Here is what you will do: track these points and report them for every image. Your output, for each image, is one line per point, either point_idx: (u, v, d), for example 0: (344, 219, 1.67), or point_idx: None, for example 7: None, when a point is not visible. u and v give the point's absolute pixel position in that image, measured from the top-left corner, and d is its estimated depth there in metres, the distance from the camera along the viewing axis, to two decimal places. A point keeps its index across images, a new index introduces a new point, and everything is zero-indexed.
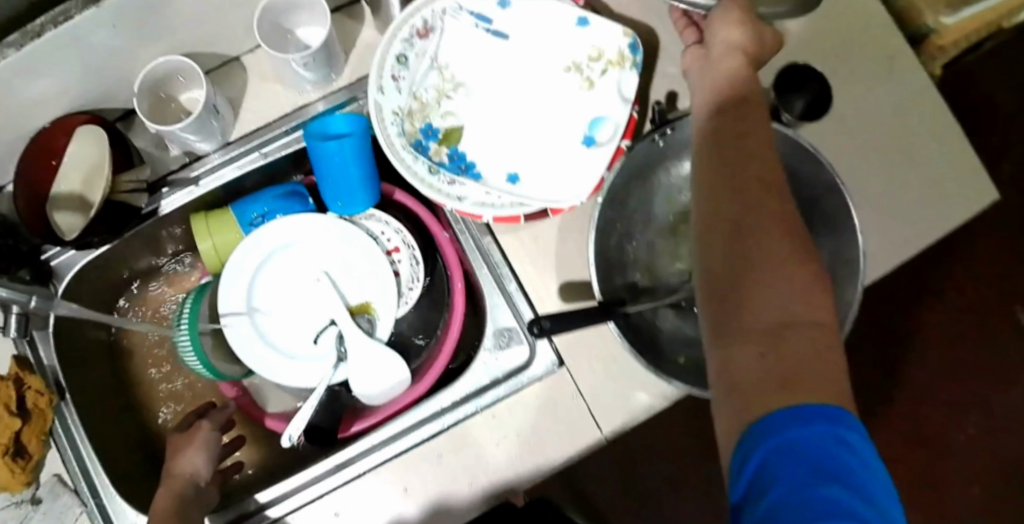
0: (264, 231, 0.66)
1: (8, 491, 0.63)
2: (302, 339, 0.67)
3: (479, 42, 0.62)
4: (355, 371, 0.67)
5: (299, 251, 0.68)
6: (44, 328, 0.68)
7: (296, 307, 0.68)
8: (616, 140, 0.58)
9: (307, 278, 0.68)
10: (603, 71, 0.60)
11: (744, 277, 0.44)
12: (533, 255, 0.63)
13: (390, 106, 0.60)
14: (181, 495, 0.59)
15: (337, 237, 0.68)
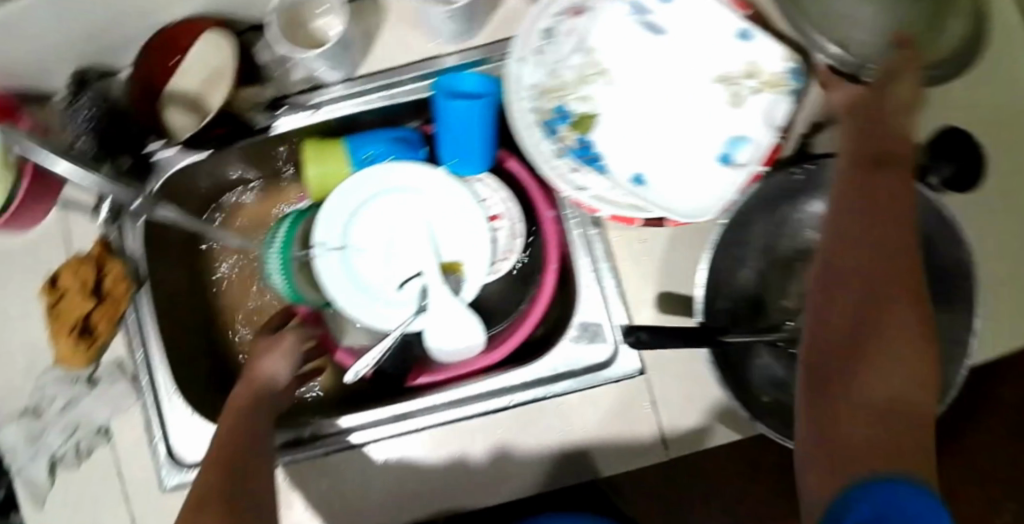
0: (374, 171, 0.65)
1: (68, 366, 0.64)
2: (387, 283, 0.67)
3: (631, 33, 0.59)
4: (431, 326, 0.66)
5: (403, 195, 0.66)
6: (135, 217, 0.65)
7: (388, 251, 0.67)
8: (755, 164, 0.56)
9: (402, 225, 0.67)
10: (754, 89, 0.57)
11: (860, 297, 0.37)
12: (637, 258, 0.62)
13: (529, 79, 0.58)
14: (258, 404, 0.57)
15: (443, 190, 0.66)
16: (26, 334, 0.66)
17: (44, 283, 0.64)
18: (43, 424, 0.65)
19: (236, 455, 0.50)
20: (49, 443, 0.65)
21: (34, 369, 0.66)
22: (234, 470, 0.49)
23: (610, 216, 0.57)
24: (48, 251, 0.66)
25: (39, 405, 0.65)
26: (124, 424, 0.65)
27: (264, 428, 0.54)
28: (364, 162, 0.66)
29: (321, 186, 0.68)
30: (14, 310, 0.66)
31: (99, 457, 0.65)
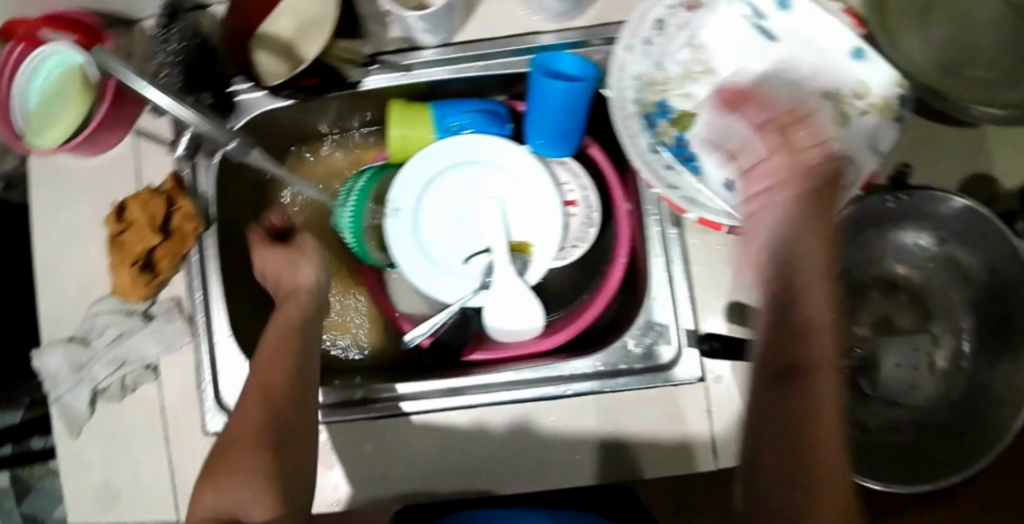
0: (457, 142, 0.65)
1: (124, 297, 0.63)
2: (454, 255, 0.67)
3: (744, 34, 0.58)
4: (493, 303, 0.66)
5: (480, 171, 0.66)
6: (211, 155, 0.65)
7: (459, 223, 0.67)
8: (854, 186, 0.55)
9: (477, 199, 0.67)
10: (863, 111, 0.57)
11: (788, 434, 0.42)
12: (713, 264, 0.62)
13: (634, 69, 0.57)
14: (306, 333, 0.58)
15: (521, 171, 0.66)
16: (84, 261, 0.65)
17: (111, 212, 0.63)
18: (89, 354, 0.63)
19: (275, 395, 0.52)
20: (92, 375, 0.63)
21: (87, 297, 0.64)
22: (278, 411, 0.51)
23: (698, 219, 0.55)
24: (114, 179, 0.64)
25: (88, 334, 0.64)
26: (174, 363, 0.64)
27: (308, 361, 0.56)
28: (450, 131, 0.66)
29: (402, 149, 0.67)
30: (75, 235, 0.65)
31: (145, 391, 0.64)
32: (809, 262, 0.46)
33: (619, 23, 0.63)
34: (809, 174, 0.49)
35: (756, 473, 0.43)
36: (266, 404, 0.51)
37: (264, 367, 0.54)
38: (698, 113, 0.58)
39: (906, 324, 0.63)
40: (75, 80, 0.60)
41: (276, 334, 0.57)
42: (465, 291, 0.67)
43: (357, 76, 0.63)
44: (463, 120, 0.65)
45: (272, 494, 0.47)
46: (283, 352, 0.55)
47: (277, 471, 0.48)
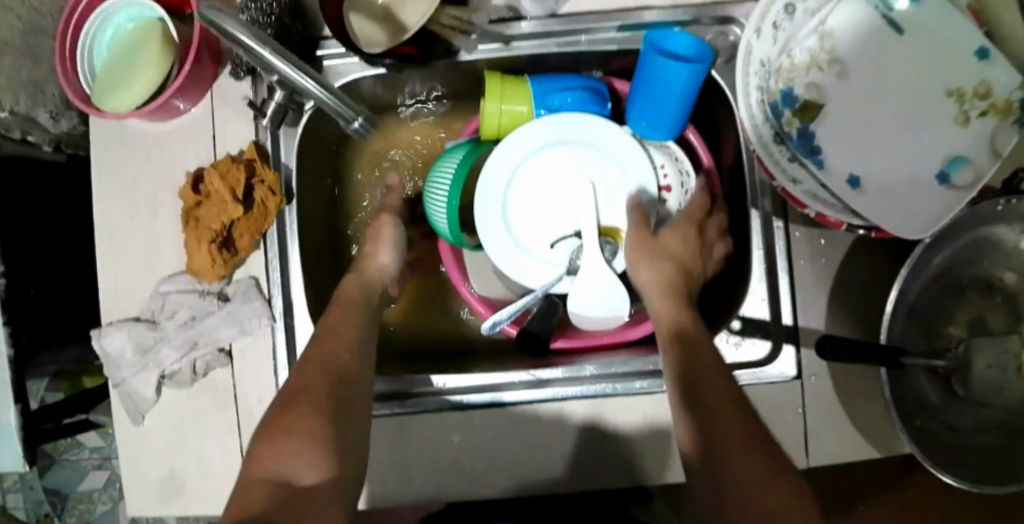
0: (554, 119, 0.61)
1: (198, 277, 0.58)
2: (540, 238, 0.63)
3: (872, 28, 0.56)
4: (578, 290, 0.61)
5: (575, 151, 0.62)
6: (294, 126, 0.61)
7: (549, 207, 0.63)
8: (973, 189, 0.52)
9: (566, 181, 0.63)
10: (984, 111, 0.53)
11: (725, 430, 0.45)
12: (817, 260, 0.60)
13: (761, 53, 0.56)
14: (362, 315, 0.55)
15: (618, 153, 0.62)
16: (151, 232, 0.60)
17: (186, 184, 0.58)
18: (156, 335, 0.59)
19: (335, 368, 0.49)
20: (160, 358, 0.58)
21: (154, 271, 0.60)
22: (346, 390, 0.47)
23: (817, 215, 0.55)
24: (189, 146, 0.60)
25: (155, 313, 0.59)
26: (248, 347, 0.59)
27: (365, 348, 0.52)
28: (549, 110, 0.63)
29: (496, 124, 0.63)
30: (140, 203, 0.60)
31: (216, 377, 0.60)
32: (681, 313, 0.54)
33: (734, 4, 0.59)
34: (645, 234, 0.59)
35: (711, 445, 0.45)
36: (337, 378, 0.48)
37: (325, 343, 0.51)
38: (823, 104, 0.56)
39: (1001, 326, 0.62)
40: (154, 35, 0.57)
41: (345, 317, 0.54)
42: (550, 277, 0.63)
43: (464, 47, 0.60)
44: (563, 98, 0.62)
45: (330, 442, 0.43)
46: (345, 334, 0.52)
47: (332, 435, 0.43)
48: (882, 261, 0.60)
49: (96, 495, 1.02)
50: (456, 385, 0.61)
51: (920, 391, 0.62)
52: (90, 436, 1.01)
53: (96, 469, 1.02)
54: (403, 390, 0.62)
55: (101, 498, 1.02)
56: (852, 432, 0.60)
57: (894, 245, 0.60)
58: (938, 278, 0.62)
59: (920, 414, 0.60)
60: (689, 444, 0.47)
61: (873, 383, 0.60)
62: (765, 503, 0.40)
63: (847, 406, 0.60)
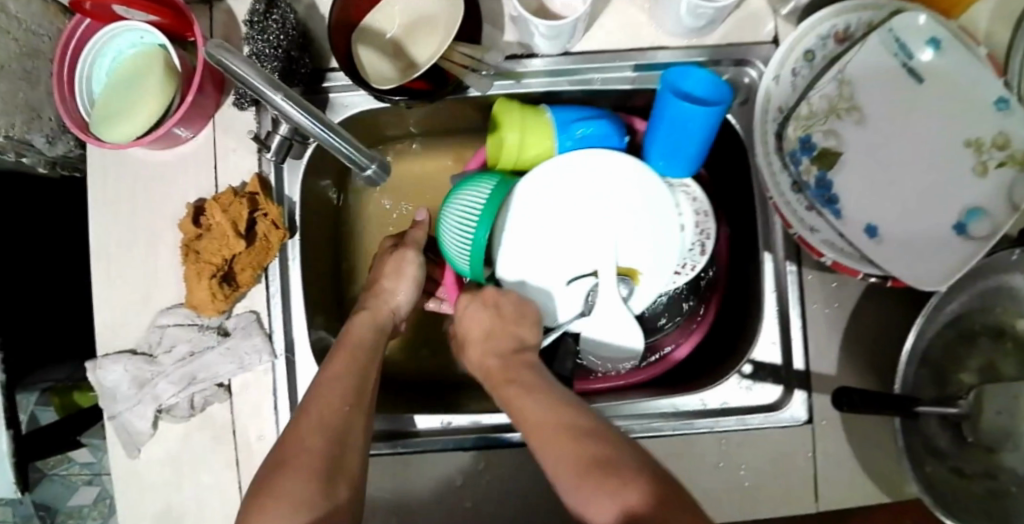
0: (574, 156, 0.60)
1: (198, 311, 0.57)
2: (555, 276, 0.61)
3: (894, 74, 0.55)
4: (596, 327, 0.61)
5: (593, 187, 0.61)
6: (300, 158, 0.59)
7: (566, 243, 0.61)
8: (989, 242, 0.51)
9: (584, 219, 0.61)
10: (1002, 162, 0.52)
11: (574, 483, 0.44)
12: (830, 305, 0.59)
13: (778, 99, 0.57)
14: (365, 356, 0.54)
15: (637, 190, 0.60)
16: (151, 263, 0.59)
17: (187, 216, 0.57)
18: (154, 369, 0.57)
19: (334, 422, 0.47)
20: (157, 392, 0.57)
21: (153, 303, 0.59)
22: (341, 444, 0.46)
23: (834, 263, 0.53)
24: (191, 176, 0.59)
25: (153, 346, 0.58)
26: (249, 383, 0.58)
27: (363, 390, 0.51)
28: (574, 140, 0.60)
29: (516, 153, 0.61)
30: (141, 232, 0.59)
31: (215, 412, 0.58)
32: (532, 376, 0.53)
33: (751, 44, 0.58)
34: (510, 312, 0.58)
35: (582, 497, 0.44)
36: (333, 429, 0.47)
37: (319, 391, 0.49)
38: (841, 153, 0.56)
39: (1014, 373, 0.59)
40: (158, 63, 0.56)
41: (351, 355, 0.53)
42: (567, 315, 0.62)
43: (476, 86, 0.58)
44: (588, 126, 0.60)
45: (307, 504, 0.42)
46: (343, 377, 0.51)
47: (318, 497, 0.43)
48: (893, 306, 0.59)
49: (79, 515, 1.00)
50: (459, 424, 0.60)
51: (930, 437, 0.60)
52: (82, 451, 0.99)
53: (86, 484, 1.00)
54: (412, 429, 0.61)
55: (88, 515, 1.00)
56: (863, 478, 0.58)
57: (907, 291, 0.59)
58: (949, 325, 0.61)
59: (930, 462, 0.59)
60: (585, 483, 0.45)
61: (884, 430, 0.59)
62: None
63: (859, 453, 0.59)
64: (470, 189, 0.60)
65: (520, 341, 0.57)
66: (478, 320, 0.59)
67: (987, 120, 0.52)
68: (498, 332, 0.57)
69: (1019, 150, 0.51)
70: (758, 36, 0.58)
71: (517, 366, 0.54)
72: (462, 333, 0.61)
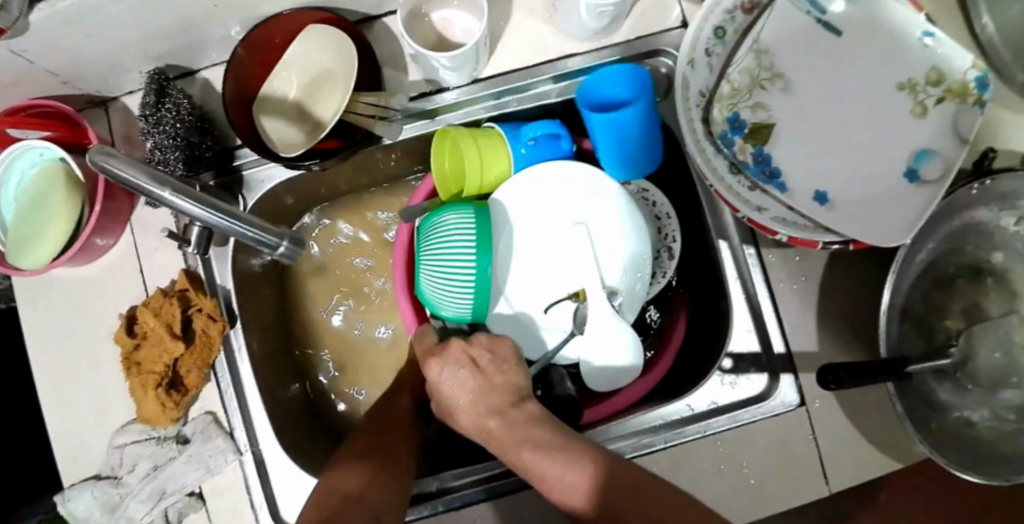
0: (527, 174, 0.58)
1: (152, 423, 0.54)
2: (535, 303, 0.58)
3: (809, 35, 0.53)
4: (595, 348, 0.57)
5: (556, 200, 0.58)
6: (223, 244, 0.56)
7: (545, 265, 0.58)
8: (948, 181, 0.49)
9: (555, 241, 0.58)
10: (939, 98, 0.50)
11: (637, 495, 0.48)
12: (798, 280, 0.56)
13: (697, 83, 0.53)
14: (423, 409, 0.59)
15: (596, 194, 0.57)
16: (97, 383, 0.57)
17: (120, 327, 0.55)
18: (122, 491, 0.55)
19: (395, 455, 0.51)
20: (130, 513, 0.55)
21: (105, 424, 0.56)
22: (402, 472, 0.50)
23: (789, 239, 0.51)
24: (120, 285, 0.57)
25: (115, 468, 0.55)
26: (220, 485, 0.55)
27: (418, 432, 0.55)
28: (524, 148, 0.58)
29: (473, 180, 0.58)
30: (81, 353, 0.57)
31: (192, 522, 0.55)
32: (521, 429, 0.51)
33: (660, 31, 0.56)
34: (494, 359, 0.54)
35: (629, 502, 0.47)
36: (393, 460, 0.51)
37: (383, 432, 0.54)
38: (773, 124, 0.53)
39: (997, 309, 0.57)
40: (57, 180, 0.53)
41: (413, 405, 0.58)
42: (557, 342, 0.58)
43: (387, 134, 0.56)
44: (538, 130, 0.57)
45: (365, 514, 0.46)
46: (405, 426, 0.55)
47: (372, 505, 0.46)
48: (862, 265, 0.56)
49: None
50: (447, 480, 0.58)
51: (932, 393, 0.57)
52: None
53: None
54: (426, 492, 0.58)
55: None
56: (869, 449, 0.56)
57: (874, 249, 0.57)
58: (926, 272, 0.58)
59: (935, 418, 0.55)
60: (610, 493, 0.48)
61: (880, 394, 0.56)
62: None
63: (860, 424, 0.56)
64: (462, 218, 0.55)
65: (516, 389, 0.53)
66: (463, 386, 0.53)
67: (911, 61, 0.51)
68: (487, 388, 0.53)
69: (954, 82, 0.50)
70: (666, 22, 0.56)
71: (519, 423, 0.51)
72: (447, 404, 0.55)
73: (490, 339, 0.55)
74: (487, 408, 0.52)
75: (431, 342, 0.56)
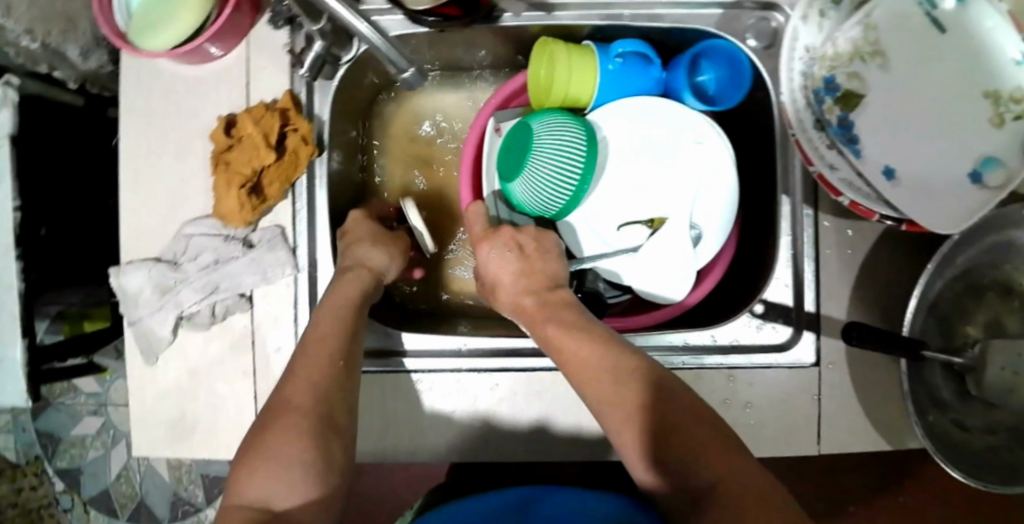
0: (635, 104, 0.62)
1: (225, 221, 0.58)
2: (606, 220, 0.63)
3: (914, 24, 0.54)
4: (650, 267, 0.63)
5: (654, 133, 0.63)
6: (329, 80, 0.61)
7: (627, 189, 0.63)
8: (1005, 191, 0.50)
9: (636, 165, 0.63)
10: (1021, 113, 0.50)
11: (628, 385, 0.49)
12: (844, 251, 0.59)
13: (805, 40, 0.58)
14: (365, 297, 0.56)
15: (691, 136, 0.63)
16: (177, 176, 0.60)
17: (219, 126, 0.58)
18: (177, 276, 0.58)
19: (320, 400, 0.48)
20: (180, 299, 0.58)
21: (175, 214, 0.59)
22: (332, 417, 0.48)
23: (851, 203, 0.56)
24: (222, 92, 0.60)
25: (176, 254, 0.59)
26: (270, 295, 0.59)
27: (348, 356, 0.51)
28: (613, 65, 0.61)
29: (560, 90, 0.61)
30: (167, 144, 0.60)
31: (235, 321, 0.59)
32: (546, 311, 0.56)
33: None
34: (523, 259, 0.59)
35: (624, 385, 0.49)
36: (324, 402, 0.48)
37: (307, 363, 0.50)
38: (864, 96, 0.56)
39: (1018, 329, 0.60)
40: None
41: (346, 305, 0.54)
42: (606, 252, 0.64)
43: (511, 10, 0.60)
44: (626, 47, 0.61)
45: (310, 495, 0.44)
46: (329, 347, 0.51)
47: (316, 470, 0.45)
48: (907, 254, 0.60)
49: (30, 464, 0.99)
50: (475, 347, 0.62)
51: (936, 389, 0.61)
52: (88, 380, 0.98)
53: (4, 432, 0.99)
54: (395, 350, 0.62)
55: (22, 480, 0.98)
56: (868, 425, 0.59)
57: (920, 241, 0.60)
58: (962, 278, 0.61)
59: (933, 411, 0.59)
60: (614, 379, 0.49)
61: (891, 376, 0.59)
62: (673, 404, 0.47)
63: (865, 399, 0.59)
64: (543, 144, 0.58)
65: (552, 277, 0.59)
66: (508, 264, 0.59)
67: None
68: (526, 271, 0.59)
69: None
70: None
71: (552, 303, 0.56)
72: (489, 280, 0.61)
73: (537, 231, 0.61)
74: (525, 289, 0.58)
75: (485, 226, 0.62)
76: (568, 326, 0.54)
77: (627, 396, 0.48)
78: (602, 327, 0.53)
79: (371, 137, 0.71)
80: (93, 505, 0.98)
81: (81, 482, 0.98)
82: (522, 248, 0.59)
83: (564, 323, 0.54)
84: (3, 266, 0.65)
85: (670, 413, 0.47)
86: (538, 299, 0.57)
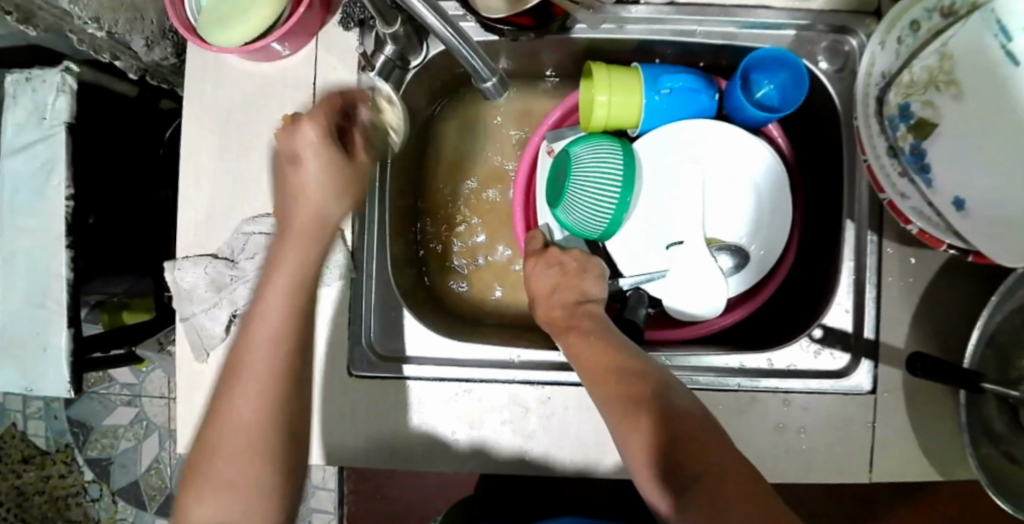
0: (692, 125, 0.62)
1: None
2: (656, 238, 0.63)
3: (990, 61, 0.49)
4: (701, 288, 0.62)
5: (712, 155, 0.63)
6: (398, 83, 0.61)
7: (677, 208, 0.63)
8: None
9: (688, 186, 0.63)
10: None
11: (637, 385, 0.49)
12: (905, 279, 0.59)
13: (882, 65, 0.58)
14: (308, 252, 0.46)
15: (746, 159, 0.63)
16: (238, 172, 0.59)
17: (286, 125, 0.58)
18: (234, 273, 0.58)
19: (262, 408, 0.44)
20: (235, 297, 0.57)
21: (236, 211, 0.59)
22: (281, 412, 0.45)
23: (919, 231, 0.56)
24: (288, 90, 0.60)
25: (233, 252, 0.58)
26: (327, 296, 0.59)
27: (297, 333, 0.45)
28: (659, 95, 0.61)
29: (609, 113, 0.61)
30: (230, 140, 0.59)
31: None
32: (573, 316, 0.56)
33: (848, 13, 0.61)
34: (558, 279, 0.59)
35: (633, 387, 0.49)
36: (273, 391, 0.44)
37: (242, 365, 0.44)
38: (937, 125, 0.54)
39: None
40: None
41: (281, 272, 0.45)
42: (654, 268, 0.63)
43: (587, 21, 0.60)
44: (675, 81, 0.60)
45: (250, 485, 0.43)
46: (271, 327, 0.45)
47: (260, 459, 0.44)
48: (968, 285, 0.59)
49: (60, 452, 1.02)
50: (528, 359, 0.60)
51: None
52: (123, 372, 1.02)
53: (37, 418, 1.03)
54: (447, 361, 0.60)
55: (51, 468, 1.02)
56: (922, 456, 0.58)
57: (981, 273, 0.60)
58: None
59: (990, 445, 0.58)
60: (623, 383, 0.49)
61: (948, 407, 0.59)
62: (675, 411, 0.47)
63: (920, 429, 0.59)
64: (572, 196, 0.60)
65: (584, 293, 0.58)
66: (547, 276, 0.59)
67: None
68: (563, 286, 0.58)
69: None
70: (860, 6, 0.61)
71: (582, 315, 0.56)
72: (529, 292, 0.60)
73: (582, 254, 0.60)
74: (559, 302, 0.58)
75: (539, 246, 0.62)
76: (587, 334, 0.54)
77: (631, 403, 0.48)
78: (623, 339, 0.53)
79: (428, 141, 0.71)
80: (122, 496, 1.01)
81: (111, 473, 1.02)
82: (563, 265, 0.59)
83: (582, 329, 0.54)
84: (55, 253, 0.65)
85: (674, 424, 0.47)
86: (562, 307, 0.57)
